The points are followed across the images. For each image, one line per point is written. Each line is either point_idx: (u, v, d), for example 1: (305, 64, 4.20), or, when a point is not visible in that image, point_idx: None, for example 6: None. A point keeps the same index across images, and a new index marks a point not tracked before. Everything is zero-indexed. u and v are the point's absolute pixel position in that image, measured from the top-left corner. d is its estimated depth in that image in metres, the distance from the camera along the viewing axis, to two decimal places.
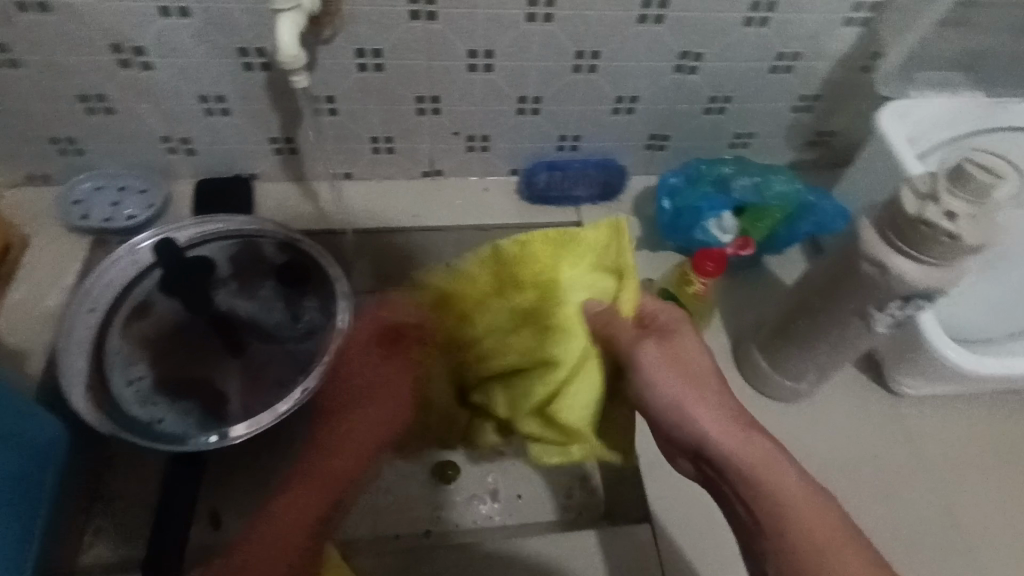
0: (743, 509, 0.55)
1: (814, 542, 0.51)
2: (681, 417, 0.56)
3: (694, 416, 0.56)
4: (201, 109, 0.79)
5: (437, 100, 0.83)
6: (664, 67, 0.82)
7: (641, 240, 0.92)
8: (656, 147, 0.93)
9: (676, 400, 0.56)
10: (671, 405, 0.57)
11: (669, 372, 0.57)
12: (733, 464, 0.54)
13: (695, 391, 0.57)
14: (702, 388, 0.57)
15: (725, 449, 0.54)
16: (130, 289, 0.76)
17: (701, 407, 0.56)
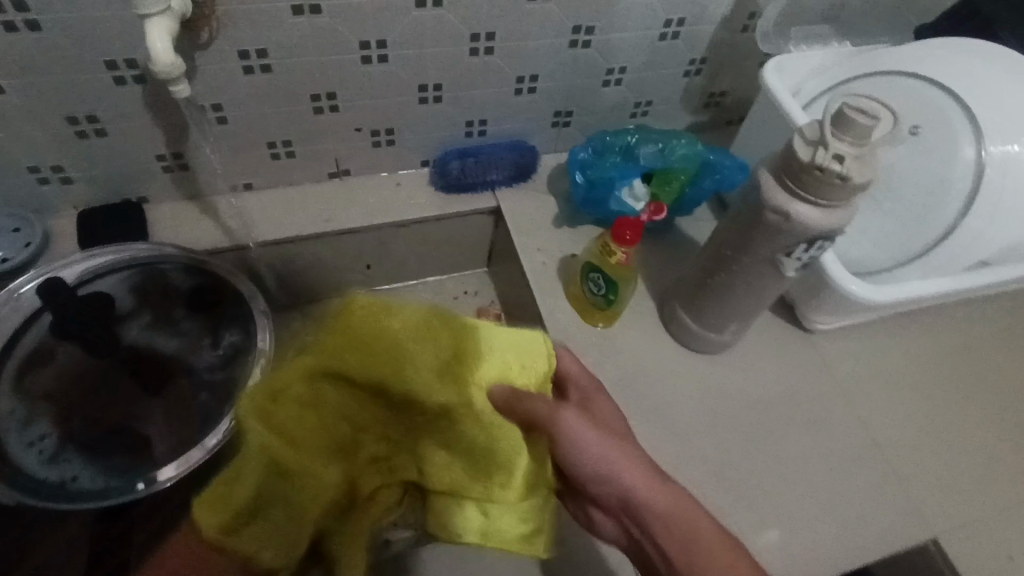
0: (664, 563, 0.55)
1: None
2: (604, 476, 0.54)
3: (618, 475, 0.54)
4: (71, 132, 0.72)
5: (334, 97, 0.79)
6: (560, 43, 0.82)
7: (561, 217, 0.93)
8: (562, 123, 0.94)
9: (598, 454, 0.53)
10: (602, 463, 0.53)
11: (594, 436, 0.53)
12: (659, 523, 0.54)
13: (623, 447, 0.55)
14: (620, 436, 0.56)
15: (654, 508, 0.54)
16: (17, 340, 0.69)
17: (619, 462, 0.54)
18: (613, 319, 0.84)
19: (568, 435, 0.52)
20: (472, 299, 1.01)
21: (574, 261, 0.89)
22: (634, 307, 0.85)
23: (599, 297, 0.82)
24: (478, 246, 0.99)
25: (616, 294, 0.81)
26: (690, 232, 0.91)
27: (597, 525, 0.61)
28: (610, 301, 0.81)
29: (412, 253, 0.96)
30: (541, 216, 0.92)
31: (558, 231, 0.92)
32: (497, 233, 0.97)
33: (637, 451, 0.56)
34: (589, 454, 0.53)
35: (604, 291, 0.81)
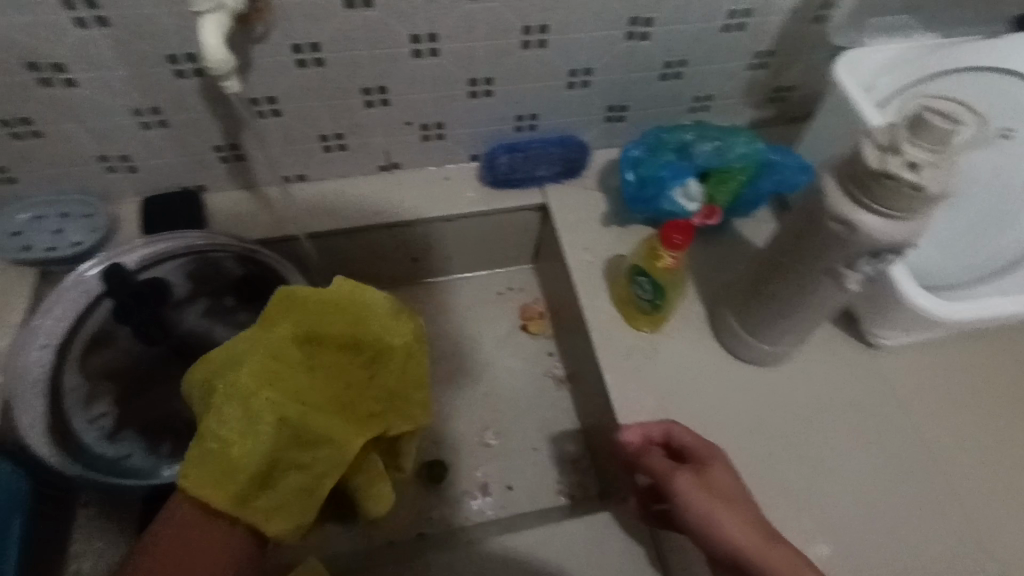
0: None
1: None
2: (709, 529, 0.57)
3: (723, 525, 0.57)
4: (136, 123, 0.75)
5: (385, 90, 0.79)
6: (616, 35, 0.79)
7: (611, 216, 0.90)
8: (616, 118, 0.91)
9: (711, 517, 0.57)
10: (722, 531, 0.57)
11: (717, 504, 0.58)
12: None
13: (739, 510, 0.58)
14: (738, 504, 0.59)
15: (756, 559, 0.55)
16: (81, 323, 0.72)
17: (733, 524, 0.57)
18: (660, 325, 0.81)
19: (681, 492, 0.59)
20: (517, 295, 0.99)
21: (621, 262, 0.86)
22: (682, 312, 0.82)
23: (645, 301, 0.79)
24: (524, 241, 0.97)
25: (662, 299, 0.78)
26: (748, 235, 0.86)
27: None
28: (656, 306, 0.78)
29: (458, 247, 0.95)
30: (589, 214, 0.90)
31: (606, 230, 0.89)
32: (544, 230, 0.95)
33: (757, 520, 0.58)
34: (702, 519, 0.57)
35: (650, 296, 0.78)
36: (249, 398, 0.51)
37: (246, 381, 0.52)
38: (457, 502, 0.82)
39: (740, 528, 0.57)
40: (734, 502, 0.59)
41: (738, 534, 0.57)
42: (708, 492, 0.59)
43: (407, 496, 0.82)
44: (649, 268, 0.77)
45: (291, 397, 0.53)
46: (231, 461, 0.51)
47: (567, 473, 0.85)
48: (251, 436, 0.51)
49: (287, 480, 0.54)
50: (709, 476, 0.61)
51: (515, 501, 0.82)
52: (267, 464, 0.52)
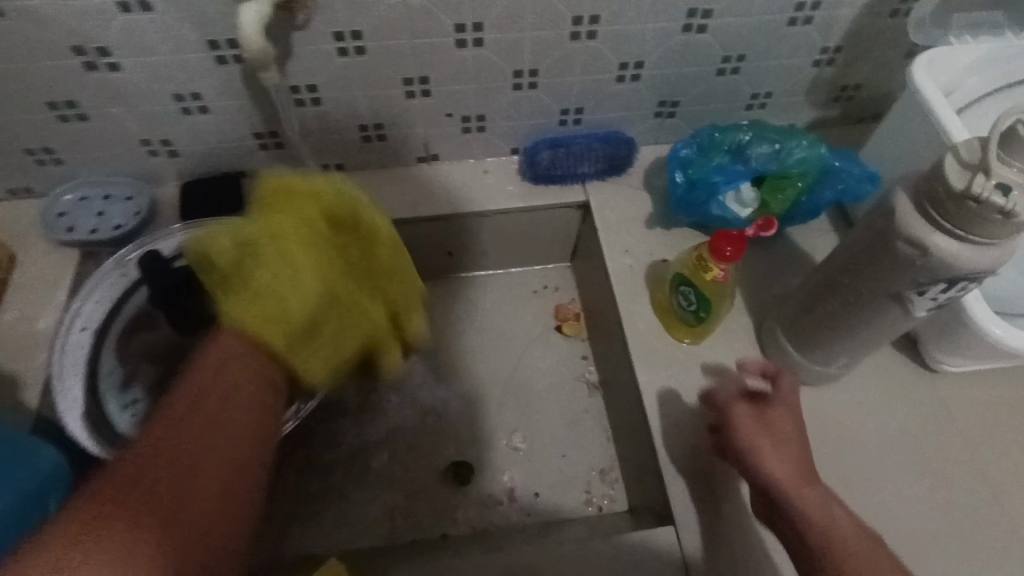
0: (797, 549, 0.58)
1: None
2: (755, 457, 0.62)
3: (766, 458, 0.61)
4: (179, 108, 0.75)
5: (426, 80, 0.77)
6: (671, 27, 0.75)
7: (655, 218, 0.86)
8: (666, 114, 0.86)
9: (756, 449, 0.62)
10: (762, 467, 0.61)
11: (766, 442, 0.62)
12: (799, 513, 0.58)
13: (786, 450, 0.62)
14: (793, 448, 0.62)
15: (791, 493, 0.59)
16: (120, 306, 0.74)
17: (778, 464, 0.61)
18: (700, 336, 0.77)
19: (737, 423, 0.64)
20: (553, 294, 0.96)
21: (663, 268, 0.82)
22: (727, 324, 0.78)
23: (688, 312, 0.75)
24: (563, 239, 0.94)
25: (707, 312, 0.74)
26: (802, 244, 0.81)
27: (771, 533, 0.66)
28: (700, 318, 0.75)
29: (495, 243, 0.93)
30: (633, 215, 0.86)
31: (649, 232, 0.85)
32: (584, 229, 0.92)
33: (804, 465, 0.61)
34: (749, 447, 0.62)
35: (694, 307, 0.75)
36: (300, 274, 0.62)
37: (293, 248, 0.62)
38: (484, 506, 0.80)
39: (783, 468, 0.60)
40: (788, 444, 0.62)
41: (778, 471, 0.60)
42: (764, 432, 0.63)
43: (430, 495, 0.80)
44: (697, 278, 0.74)
45: (347, 279, 0.69)
46: (288, 312, 0.61)
47: (596, 481, 0.82)
48: (304, 287, 0.62)
49: (324, 338, 0.65)
50: (769, 416, 0.64)
51: (541, 507, 0.80)
52: (315, 313, 0.63)
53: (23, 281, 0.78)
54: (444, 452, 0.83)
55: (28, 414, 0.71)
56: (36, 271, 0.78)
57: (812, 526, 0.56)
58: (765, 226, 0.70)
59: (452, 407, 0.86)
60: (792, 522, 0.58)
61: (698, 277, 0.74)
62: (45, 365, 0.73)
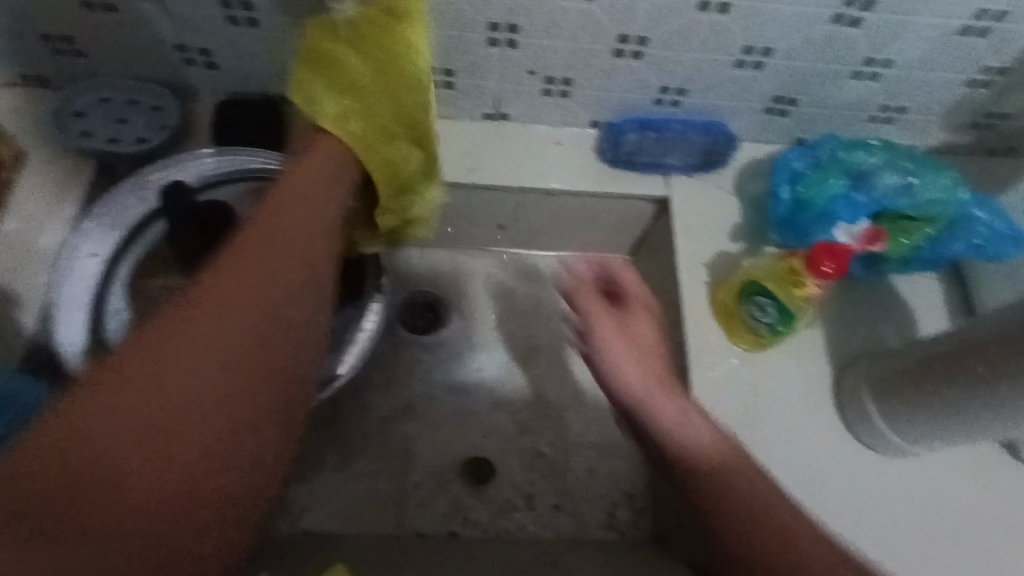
0: (692, 486, 0.60)
1: (749, 525, 0.56)
2: (652, 394, 0.64)
3: (619, 363, 0.64)
4: (223, 16, 0.63)
5: (516, 29, 0.65)
6: (819, 14, 0.62)
7: (742, 232, 0.75)
8: (779, 112, 0.74)
9: (610, 356, 0.65)
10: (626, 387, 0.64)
11: (664, 392, 0.63)
12: (693, 450, 0.61)
13: (641, 371, 0.65)
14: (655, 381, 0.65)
15: (684, 438, 0.61)
16: (137, 235, 0.66)
17: (664, 399, 0.63)
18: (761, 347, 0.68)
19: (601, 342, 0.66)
20: None
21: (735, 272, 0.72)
22: (810, 370, 0.68)
23: (764, 325, 0.65)
24: (627, 231, 0.84)
25: (785, 327, 0.65)
26: (904, 293, 0.72)
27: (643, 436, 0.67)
28: (777, 333, 0.66)
29: (551, 223, 0.83)
30: (719, 223, 0.75)
31: (733, 246, 0.74)
32: (655, 226, 0.81)
33: (652, 405, 0.64)
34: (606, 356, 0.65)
35: (772, 321, 0.65)
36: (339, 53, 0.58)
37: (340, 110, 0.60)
38: (497, 510, 0.75)
39: (634, 371, 0.64)
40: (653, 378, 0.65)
41: (702, 431, 0.61)
42: (621, 348, 0.66)
43: (442, 488, 0.75)
44: (782, 289, 0.64)
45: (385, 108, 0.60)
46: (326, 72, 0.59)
47: (621, 504, 0.77)
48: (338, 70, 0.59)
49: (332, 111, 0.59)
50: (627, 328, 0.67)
51: (557, 522, 0.75)
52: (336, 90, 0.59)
53: (28, 186, 0.69)
54: (464, 445, 0.77)
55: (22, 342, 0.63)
56: (45, 177, 0.69)
57: (714, 482, 0.60)
58: (873, 239, 0.63)
59: (480, 396, 0.79)
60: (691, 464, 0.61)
61: (783, 288, 0.64)
62: (46, 289, 0.65)
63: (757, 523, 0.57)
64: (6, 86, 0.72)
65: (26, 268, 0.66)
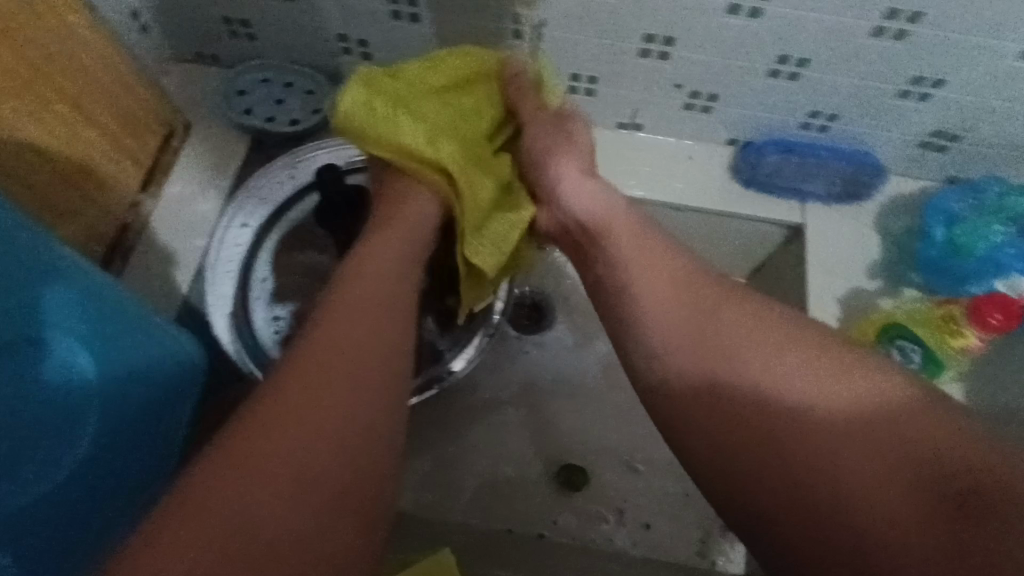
0: (729, 453, 0.49)
1: (779, 495, 0.47)
2: (653, 303, 0.54)
3: (645, 274, 0.56)
4: (389, 11, 0.66)
5: (670, 41, 0.64)
6: (1007, 48, 0.58)
7: (882, 271, 0.71)
8: (936, 148, 0.69)
9: (664, 311, 0.54)
10: (678, 356, 0.52)
11: (683, 314, 0.53)
12: (689, 378, 0.51)
13: (690, 317, 0.53)
14: (705, 320, 0.53)
15: (705, 370, 0.51)
16: (284, 211, 0.69)
17: (680, 328, 0.53)
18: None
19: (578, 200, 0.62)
20: None
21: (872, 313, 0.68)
22: None
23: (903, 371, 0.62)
24: (748, 257, 0.80)
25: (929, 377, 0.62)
26: None
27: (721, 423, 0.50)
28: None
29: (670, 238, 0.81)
30: (856, 258, 0.71)
31: (869, 283, 0.70)
32: (782, 253, 0.78)
33: (706, 380, 0.51)
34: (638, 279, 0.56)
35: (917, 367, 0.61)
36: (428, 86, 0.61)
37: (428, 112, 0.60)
38: (588, 518, 0.74)
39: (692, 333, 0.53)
40: (698, 313, 0.53)
41: (688, 336, 0.52)
42: (668, 296, 0.54)
43: (534, 488, 0.75)
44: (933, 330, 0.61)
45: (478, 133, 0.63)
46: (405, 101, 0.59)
47: (715, 534, 0.74)
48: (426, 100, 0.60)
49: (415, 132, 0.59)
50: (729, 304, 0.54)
51: (647, 541, 0.73)
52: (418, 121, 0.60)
53: (190, 156, 0.74)
54: (559, 449, 0.77)
55: (175, 300, 0.68)
56: (206, 148, 0.74)
57: (751, 432, 0.49)
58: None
59: (579, 403, 0.79)
60: (730, 410, 0.50)
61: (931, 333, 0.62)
62: (199, 252, 0.70)
63: (802, 487, 0.46)
64: (180, 62, 0.77)
65: (183, 231, 0.71)
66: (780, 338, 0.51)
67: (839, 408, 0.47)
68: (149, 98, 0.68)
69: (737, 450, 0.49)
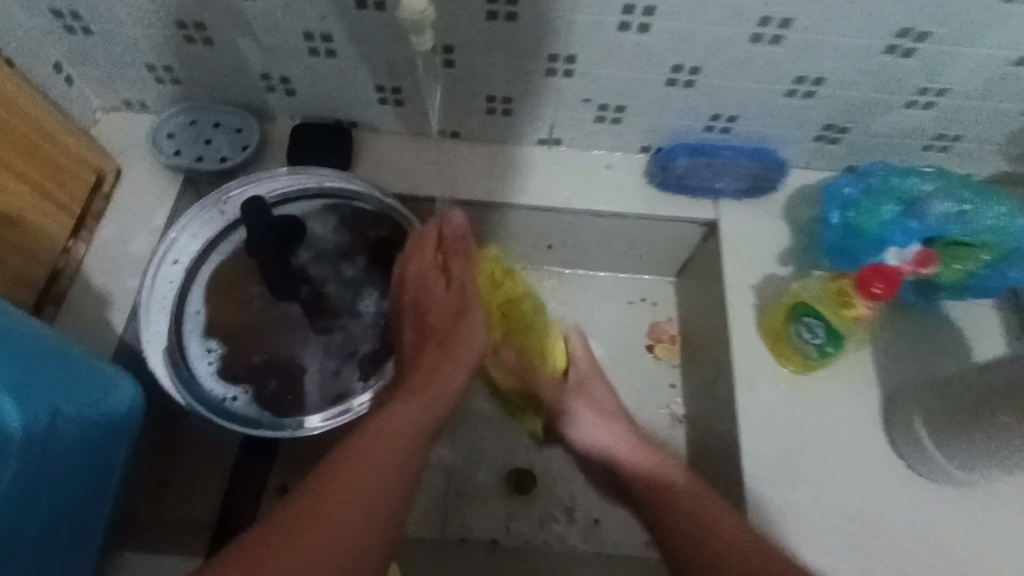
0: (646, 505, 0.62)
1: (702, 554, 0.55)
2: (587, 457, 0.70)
3: (584, 388, 0.71)
4: (305, 48, 0.69)
5: (573, 60, 0.68)
6: (872, 45, 0.63)
7: (793, 257, 0.75)
8: (829, 139, 0.75)
9: (587, 415, 0.70)
10: (598, 438, 0.68)
11: (589, 409, 0.70)
12: (608, 450, 0.67)
13: (616, 427, 0.68)
14: (628, 439, 0.67)
15: (612, 445, 0.67)
16: (215, 245, 0.71)
17: (600, 421, 0.69)
18: (808, 372, 0.68)
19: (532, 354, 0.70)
20: (650, 310, 0.89)
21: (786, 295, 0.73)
22: (860, 395, 0.68)
23: (811, 347, 0.66)
24: (674, 256, 0.86)
25: (834, 348, 0.66)
26: (960, 323, 0.70)
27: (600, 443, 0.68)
28: (826, 354, 0.66)
29: (600, 244, 0.85)
30: (768, 247, 0.76)
31: (782, 270, 0.75)
32: (704, 248, 0.82)
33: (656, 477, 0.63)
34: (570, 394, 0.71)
35: (821, 341, 0.66)
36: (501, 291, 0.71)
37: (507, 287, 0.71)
38: (543, 524, 0.75)
39: (606, 432, 0.68)
40: (628, 438, 0.68)
41: (612, 436, 0.68)
42: (602, 428, 0.68)
43: (486, 495, 0.76)
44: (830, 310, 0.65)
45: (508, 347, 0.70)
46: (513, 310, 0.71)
47: None
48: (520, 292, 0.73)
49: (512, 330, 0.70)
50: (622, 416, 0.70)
51: (602, 540, 0.75)
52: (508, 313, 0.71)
53: (122, 199, 0.75)
54: (510, 456, 0.78)
55: (113, 339, 0.69)
56: (138, 190, 0.76)
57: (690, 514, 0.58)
58: (925, 261, 0.64)
59: None
60: (670, 490, 0.61)
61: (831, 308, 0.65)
62: (133, 292, 0.71)
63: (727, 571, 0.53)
64: (110, 110, 0.79)
65: (118, 272, 0.72)
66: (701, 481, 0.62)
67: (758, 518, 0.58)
68: (75, 146, 0.69)
69: (680, 516, 0.58)
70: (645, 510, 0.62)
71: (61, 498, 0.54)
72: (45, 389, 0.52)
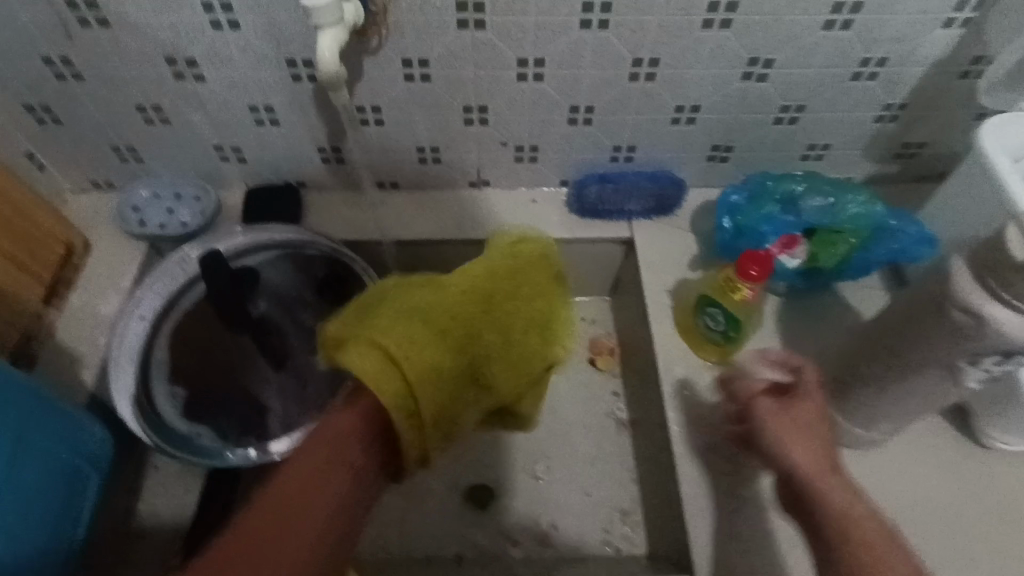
0: (811, 534, 0.53)
1: None
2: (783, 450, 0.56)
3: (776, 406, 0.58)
4: (252, 119, 0.79)
5: (485, 109, 0.79)
6: (731, 74, 0.75)
7: (700, 263, 0.85)
8: (719, 158, 0.86)
9: (775, 434, 0.57)
10: (784, 451, 0.56)
11: (786, 428, 0.57)
12: (793, 466, 0.55)
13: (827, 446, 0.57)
14: (816, 436, 0.57)
15: (796, 465, 0.55)
16: (176, 300, 0.77)
17: (797, 444, 0.56)
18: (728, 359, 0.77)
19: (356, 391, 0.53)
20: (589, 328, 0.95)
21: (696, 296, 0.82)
22: None
23: (716, 333, 0.75)
24: (603, 276, 0.94)
25: (735, 332, 0.74)
26: (852, 303, 0.79)
27: (786, 449, 0.56)
28: (729, 338, 0.75)
29: None
30: (679, 255, 0.85)
31: (692, 274, 0.84)
32: (627, 265, 0.91)
33: (814, 484, 0.54)
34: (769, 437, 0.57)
35: (723, 328, 0.74)
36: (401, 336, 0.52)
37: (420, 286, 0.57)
38: (503, 535, 0.79)
39: (806, 455, 0.55)
40: (810, 432, 0.57)
41: (797, 442, 0.56)
42: (797, 443, 0.56)
43: (446, 514, 0.80)
44: (723, 299, 0.73)
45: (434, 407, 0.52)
46: (443, 351, 0.52)
47: (617, 521, 0.81)
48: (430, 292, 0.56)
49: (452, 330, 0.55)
50: (794, 404, 0.58)
51: (560, 544, 0.79)
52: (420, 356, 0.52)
53: (91, 268, 0.82)
54: (467, 474, 0.83)
55: (82, 393, 0.74)
56: (105, 259, 0.83)
57: (830, 522, 0.51)
58: (788, 243, 0.72)
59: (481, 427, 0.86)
60: (824, 501, 0.52)
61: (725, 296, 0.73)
62: (102, 350, 0.77)
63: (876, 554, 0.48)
64: (80, 191, 0.88)
65: (87, 332, 0.78)
66: (843, 481, 0.54)
67: (879, 526, 0.50)
68: (47, 222, 0.77)
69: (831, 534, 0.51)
70: (813, 520, 0.52)
71: (26, 525, 0.58)
72: (9, 419, 0.57)
